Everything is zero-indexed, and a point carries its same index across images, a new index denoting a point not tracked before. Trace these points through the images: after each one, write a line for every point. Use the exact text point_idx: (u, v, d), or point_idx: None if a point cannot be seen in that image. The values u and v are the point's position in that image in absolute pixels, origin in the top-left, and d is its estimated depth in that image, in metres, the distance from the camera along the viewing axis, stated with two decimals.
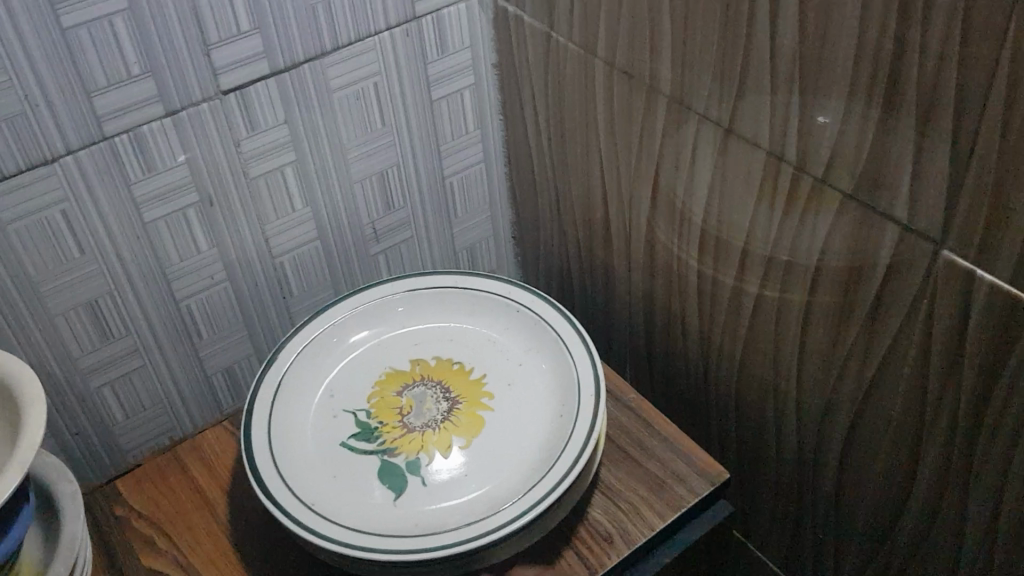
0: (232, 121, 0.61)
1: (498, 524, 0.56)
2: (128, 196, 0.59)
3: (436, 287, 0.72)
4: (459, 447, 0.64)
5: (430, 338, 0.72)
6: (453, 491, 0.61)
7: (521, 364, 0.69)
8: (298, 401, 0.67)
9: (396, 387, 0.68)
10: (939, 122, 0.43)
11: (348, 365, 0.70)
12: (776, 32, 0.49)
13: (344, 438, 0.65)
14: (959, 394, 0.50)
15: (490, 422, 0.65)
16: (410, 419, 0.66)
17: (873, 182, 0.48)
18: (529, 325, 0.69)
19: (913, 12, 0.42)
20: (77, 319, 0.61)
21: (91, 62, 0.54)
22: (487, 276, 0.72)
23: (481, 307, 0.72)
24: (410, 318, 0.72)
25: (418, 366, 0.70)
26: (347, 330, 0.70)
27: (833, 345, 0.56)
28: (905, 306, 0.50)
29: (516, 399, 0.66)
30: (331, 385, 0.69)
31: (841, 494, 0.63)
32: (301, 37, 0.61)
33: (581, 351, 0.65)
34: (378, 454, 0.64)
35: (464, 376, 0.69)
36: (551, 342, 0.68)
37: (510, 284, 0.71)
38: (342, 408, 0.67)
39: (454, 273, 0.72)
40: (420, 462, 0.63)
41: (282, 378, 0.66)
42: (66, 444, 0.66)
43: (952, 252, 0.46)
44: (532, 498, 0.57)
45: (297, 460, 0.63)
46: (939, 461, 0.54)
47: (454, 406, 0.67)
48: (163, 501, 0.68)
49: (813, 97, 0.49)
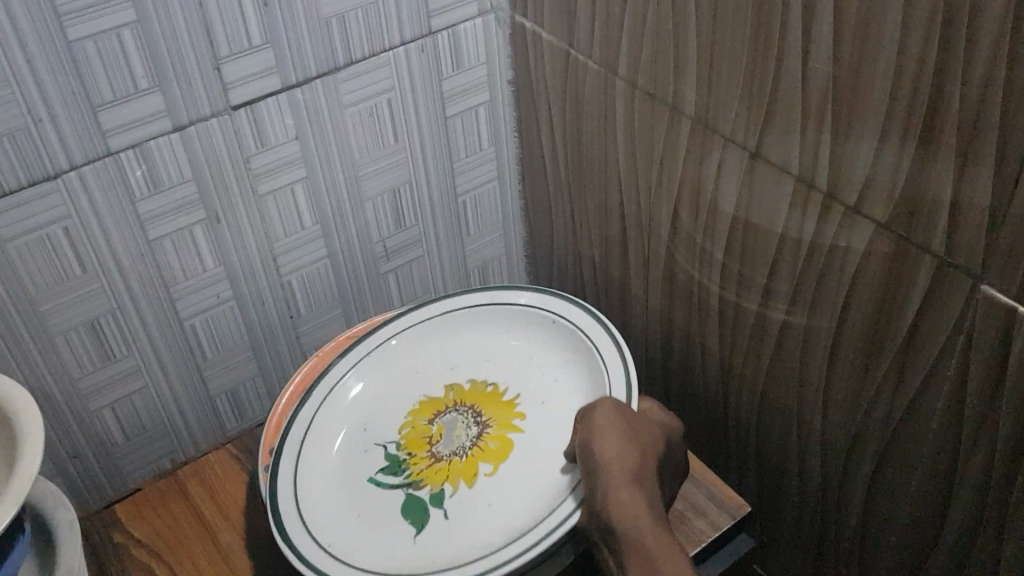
0: (242, 138, 0.59)
1: (512, 556, 0.53)
2: (133, 213, 0.57)
3: (473, 305, 0.70)
4: (486, 475, 0.62)
5: (469, 358, 0.70)
6: (477, 519, 0.59)
7: (557, 379, 0.66)
8: (330, 432, 0.65)
9: (427, 416, 0.67)
10: (980, 154, 0.42)
11: (383, 393, 0.68)
12: (807, 55, 0.47)
13: (371, 473, 0.63)
14: (996, 436, 0.48)
15: (519, 445, 0.63)
16: (439, 449, 0.64)
17: (907, 212, 0.46)
18: (563, 334, 0.67)
19: (957, 38, 0.40)
20: (77, 339, 0.60)
21: (97, 77, 0.52)
22: (523, 289, 0.69)
23: (519, 324, 0.69)
24: (447, 340, 0.71)
25: (452, 392, 0.68)
26: (383, 358, 0.69)
27: (862, 375, 0.54)
28: (940, 340, 0.48)
29: (549, 419, 0.64)
30: (364, 416, 0.67)
31: (866, 532, 0.61)
32: (313, 52, 0.59)
33: (617, 357, 0.62)
34: (403, 488, 0.62)
35: (496, 399, 0.67)
36: (586, 351, 0.65)
37: (544, 293, 0.68)
38: (374, 442, 0.65)
39: (489, 289, 0.70)
40: (443, 495, 0.61)
41: (311, 415, 0.65)
42: (64, 467, 0.64)
43: (992, 287, 0.44)
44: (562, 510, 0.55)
45: (320, 493, 0.61)
46: (972, 501, 0.52)
47: (483, 430, 0.65)
48: (168, 531, 0.66)
49: (846, 125, 0.47)
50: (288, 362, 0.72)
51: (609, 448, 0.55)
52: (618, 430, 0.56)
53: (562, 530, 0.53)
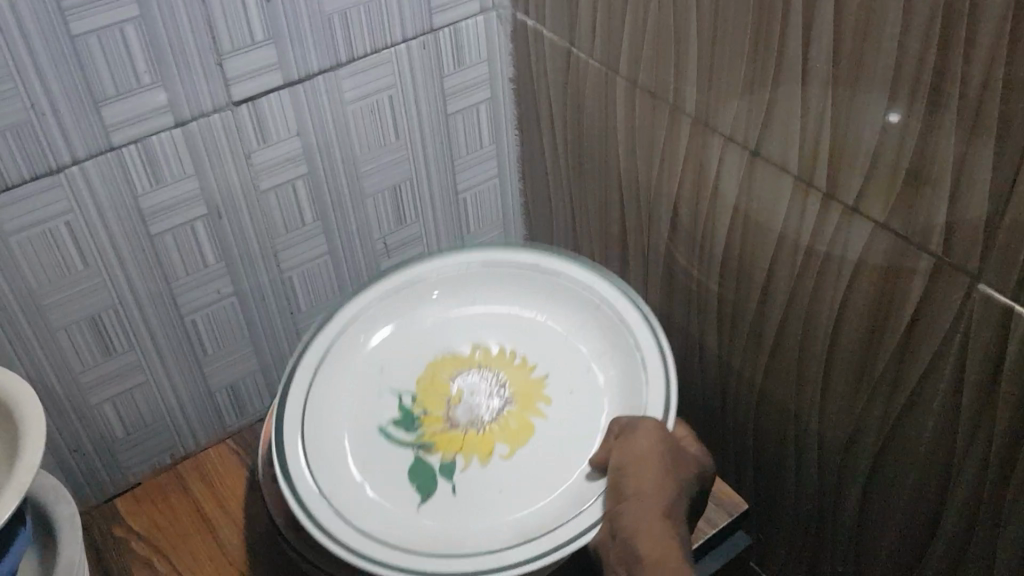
0: (243, 134, 0.60)
1: (522, 561, 0.51)
2: (134, 208, 0.58)
3: (514, 264, 0.67)
4: (501, 457, 0.59)
5: (500, 318, 0.66)
6: (485, 508, 0.56)
7: (590, 369, 0.62)
8: (347, 372, 0.63)
9: (449, 373, 0.64)
10: (977, 154, 0.42)
11: (407, 337, 0.66)
12: (807, 54, 0.47)
13: (382, 424, 0.61)
14: (993, 433, 0.48)
15: (540, 432, 0.60)
16: (457, 416, 0.62)
17: (906, 211, 0.47)
18: (603, 324, 0.63)
19: (955, 38, 0.40)
20: (78, 333, 0.60)
21: (100, 71, 0.52)
22: (572, 260, 0.65)
23: (558, 293, 0.66)
24: (481, 294, 0.67)
25: (477, 352, 0.65)
26: (412, 301, 0.67)
27: (860, 371, 0.54)
28: (937, 339, 0.48)
29: (574, 412, 0.61)
30: (384, 357, 0.65)
31: (863, 529, 0.61)
32: (315, 49, 0.60)
33: (660, 369, 0.58)
34: (412, 448, 0.60)
35: (523, 374, 0.63)
36: (625, 347, 0.61)
37: (591, 270, 0.65)
38: (389, 388, 0.63)
39: (537, 252, 0.66)
40: (453, 467, 0.59)
41: (330, 348, 0.63)
42: (64, 461, 0.64)
43: (990, 286, 0.44)
44: (581, 523, 0.52)
45: (325, 433, 0.59)
46: (969, 497, 0.52)
47: (505, 408, 0.62)
48: (167, 525, 0.66)
49: (845, 124, 0.47)
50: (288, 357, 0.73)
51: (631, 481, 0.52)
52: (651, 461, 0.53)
53: (574, 547, 0.51)
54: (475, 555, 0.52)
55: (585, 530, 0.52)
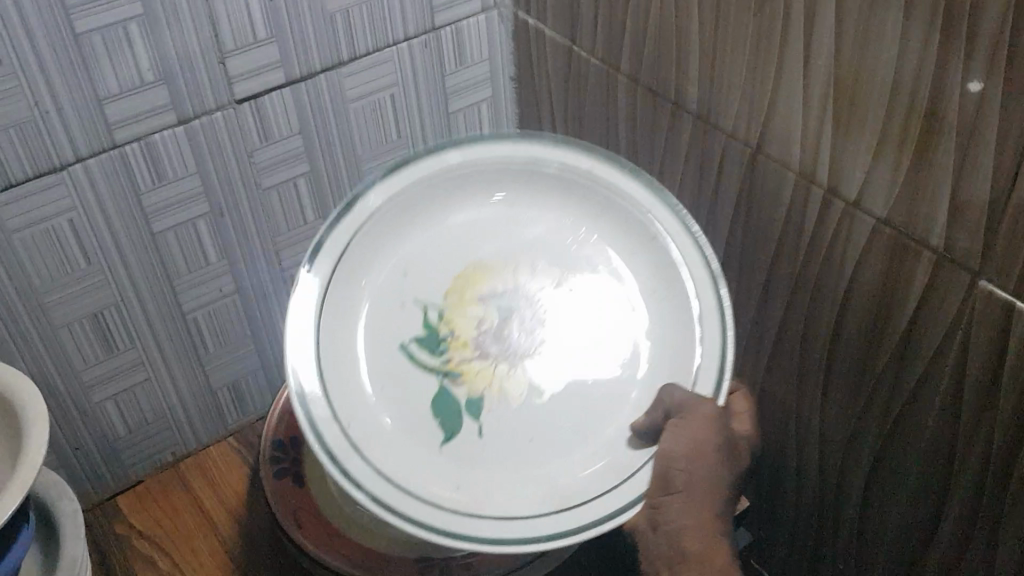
0: (245, 131, 0.60)
1: (554, 534, 0.48)
2: (136, 205, 0.58)
3: (560, 164, 0.57)
4: (532, 400, 0.55)
5: (540, 224, 0.59)
6: (514, 459, 0.53)
7: (635, 309, 0.56)
8: (369, 272, 0.57)
9: (479, 289, 0.58)
10: (979, 150, 0.42)
11: (436, 232, 0.59)
12: (810, 47, 0.48)
13: (405, 340, 0.56)
14: (994, 429, 0.48)
15: (577, 373, 0.55)
16: (486, 339, 0.57)
17: (908, 206, 0.47)
18: (657, 259, 0.55)
19: (957, 33, 0.40)
20: (80, 331, 0.60)
21: (102, 68, 0.52)
22: (630, 173, 0.56)
23: (607, 203, 0.57)
24: (522, 189, 0.59)
25: (513, 264, 0.58)
26: (444, 191, 0.58)
27: (861, 368, 0.55)
28: (938, 336, 0.49)
29: (615, 353, 0.55)
30: (410, 253, 0.58)
31: (864, 527, 0.61)
32: (318, 46, 0.60)
33: (716, 324, 0.52)
34: (437, 374, 0.56)
35: (561, 298, 0.57)
36: (683, 293, 0.54)
37: (650, 187, 0.55)
38: (412, 297, 0.57)
39: (591, 155, 0.57)
40: (480, 404, 0.55)
41: (352, 239, 0.56)
42: (66, 459, 0.64)
43: (991, 282, 0.45)
44: (625, 497, 0.50)
45: (346, 340, 0.55)
46: (970, 493, 0.52)
47: (540, 337, 0.56)
48: (169, 524, 0.66)
49: (847, 119, 0.48)
50: None
51: (683, 471, 0.49)
52: (698, 430, 0.49)
53: (610, 527, 0.48)
54: (506, 518, 0.49)
55: (628, 505, 0.49)
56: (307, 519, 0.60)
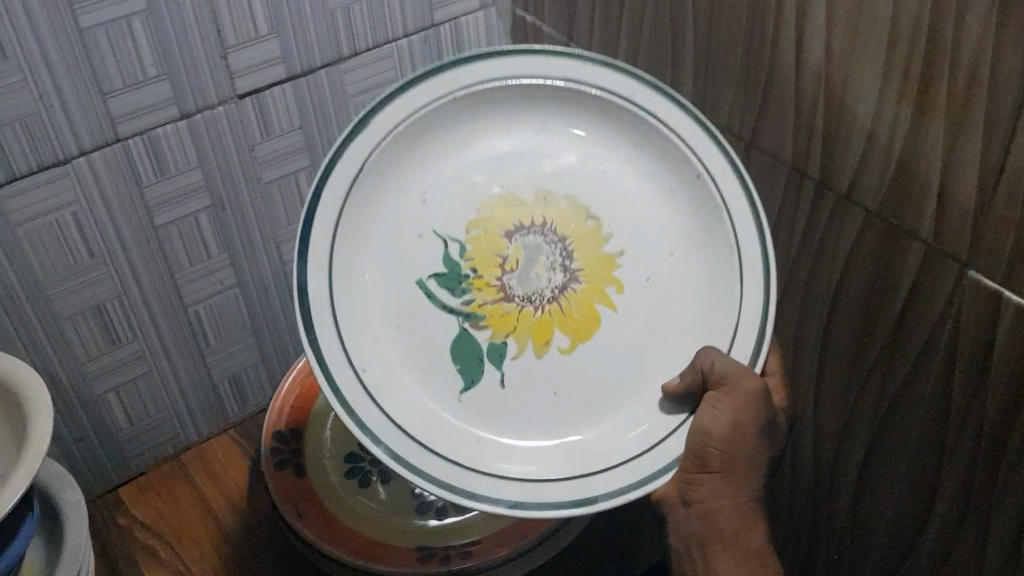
0: (247, 126, 0.61)
1: (584, 497, 0.46)
2: (139, 199, 0.58)
3: (594, 88, 0.52)
4: (560, 351, 0.53)
5: (566, 148, 0.55)
6: (539, 413, 0.52)
7: (673, 257, 0.53)
8: (384, 198, 0.53)
9: (505, 226, 0.54)
10: (967, 143, 0.43)
11: (453, 151, 0.54)
12: (802, 39, 0.48)
13: (423, 275, 0.53)
14: (983, 416, 0.49)
15: (608, 326, 0.53)
16: (511, 283, 0.54)
17: (898, 198, 0.48)
18: (705, 202, 0.51)
19: (945, 26, 0.41)
20: (84, 323, 0.60)
21: (106, 63, 0.53)
22: (677, 107, 0.50)
23: (643, 132, 0.53)
24: (547, 107, 0.54)
25: (541, 200, 0.55)
26: (459, 111, 0.53)
27: (854, 357, 0.55)
28: (929, 324, 0.49)
29: (652, 306, 0.53)
30: (426, 175, 0.54)
31: (858, 516, 0.62)
32: (318, 43, 0.61)
33: (762, 290, 0.49)
34: (458, 316, 0.53)
35: (595, 240, 0.54)
36: (728, 247, 0.50)
37: (700, 126, 0.50)
38: (431, 228, 0.54)
39: (639, 79, 0.51)
40: (504, 352, 0.53)
41: (363, 167, 0.50)
42: (69, 451, 0.64)
43: (978, 272, 0.45)
44: (660, 462, 0.48)
45: (358, 268, 0.52)
46: (961, 481, 0.53)
47: (570, 285, 0.54)
48: (171, 515, 0.67)
49: (839, 112, 0.49)
50: (289, 349, 0.74)
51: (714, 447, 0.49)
52: (730, 403, 0.48)
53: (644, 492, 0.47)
54: (530, 479, 0.47)
55: (664, 470, 0.48)
56: (308, 511, 0.60)
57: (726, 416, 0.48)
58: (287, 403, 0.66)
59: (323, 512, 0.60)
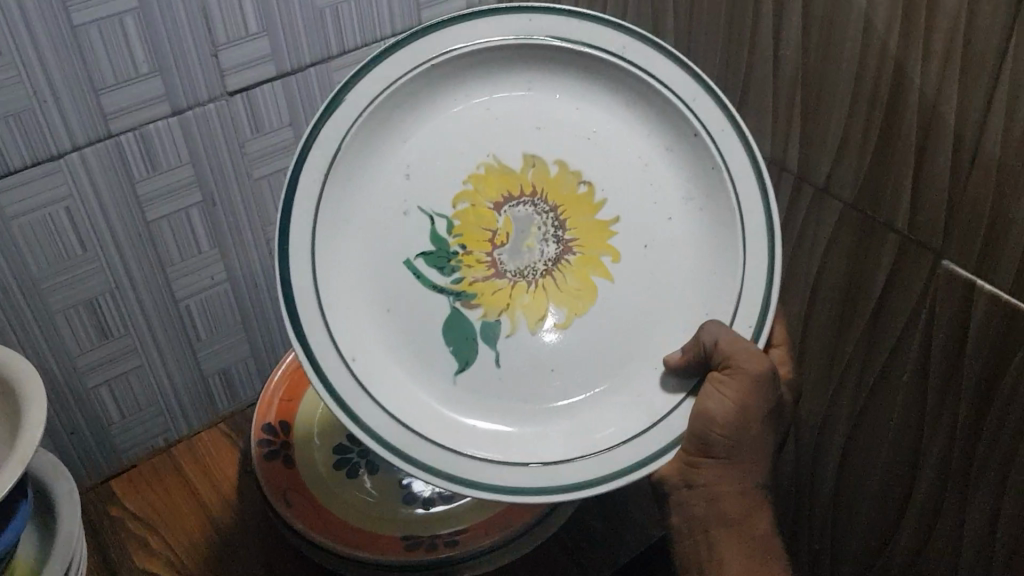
0: (237, 122, 0.62)
1: (577, 483, 0.47)
2: (131, 193, 0.59)
3: (583, 46, 0.51)
4: (555, 326, 0.53)
5: (555, 107, 0.55)
6: (536, 389, 0.53)
7: (671, 221, 0.54)
8: (364, 177, 0.52)
9: (495, 198, 0.54)
10: (939, 135, 0.44)
11: (436, 121, 0.54)
12: (780, 34, 0.50)
13: (411, 255, 0.53)
14: (958, 403, 0.50)
15: (604, 297, 0.53)
16: (502, 258, 0.54)
17: (874, 189, 0.49)
18: (701, 161, 0.52)
19: (918, 22, 0.43)
20: (76, 316, 0.61)
21: (99, 60, 0.53)
22: (670, 61, 0.50)
23: (636, 89, 0.53)
24: (532, 64, 0.54)
25: (530, 170, 0.54)
26: (441, 78, 0.52)
27: (834, 343, 0.57)
28: (903, 318, 0.51)
29: (645, 274, 0.54)
30: (409, 150, 0.53)
31: (840, 501, 0.63)
32: (308, 41, 0.62)
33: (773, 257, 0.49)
34: (448, 296, 0.53)
35: (585, 213, 0.54)
36: (727, 207, 0.51)
37: (697, 82, 0.50)
38: (415, 204, 0.53)
39: (627, 32, 0.51)
40: (498, 330, 0.53)
41: (345, 141, 0.49)
42: (60, 442, 0.65)
43: (952, 262, 0.47)
44: (660, 442, 0.49)
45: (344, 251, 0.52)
46: (939, 466, 0.54)
47: (563, 256, 0.54)
48: (161, 505, 0.68)
49: (817, 104, 0.50)
50: (279, 342, 0.75)
51: (717, 427, 0.50)
52: (737, 387, 0.49)
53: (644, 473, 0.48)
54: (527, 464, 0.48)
55: (664, 451, 0.49)
56: (296, 499, 0.61)
57: (732, 401, 0.50)
58: (275, 397, 0.67)
59: (310, 502, 0.61)
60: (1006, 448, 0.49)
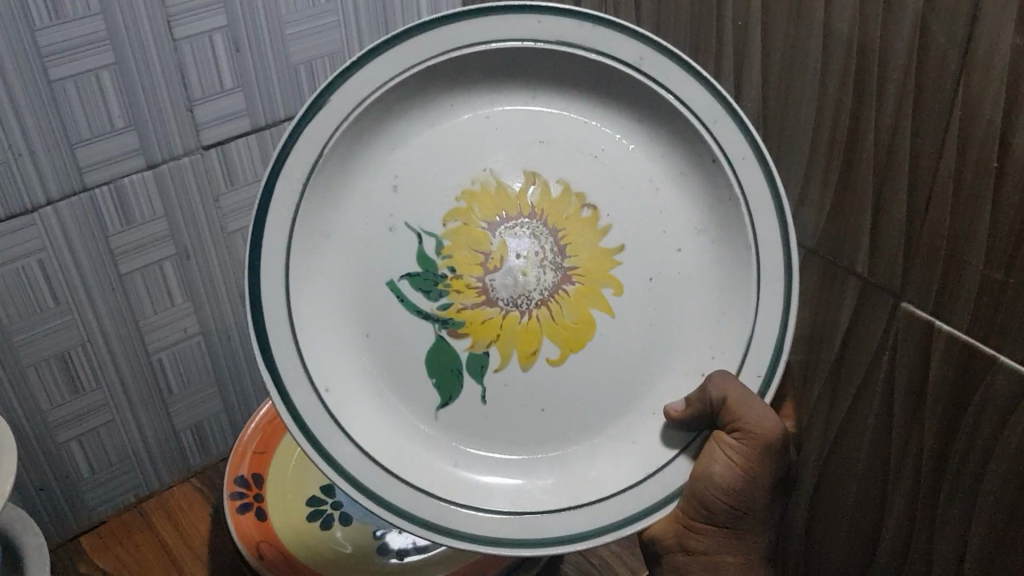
0: (211, 176, 0.63)
1: (542, 539, 0.49)
2: (105, 246, 0.60)
3: (595, 54, 0.50)
4: (548, 361, 0.53)
5: (563, 123, 0.54)
6: (521, 427, 0.53)
7: (680, 252, 0.53)
8: (350, 187, 0.53)
9: (489, 218, 0.54)
10: (894, 183, 0.46)
11: (436, 126, 0.54)
12: (741, 84, 0.53)
13: (395, 276, 0.53)
14: (923, 441, 0.51)
15: (603, 331, 0.53)
16: (494, 284, 0.54)
17: (834, 235, 0.51)
18: (719, 192, 0.52)
19: (870, 72, 0.45)
20: (48, 371, 0.61)
21: (77, 116, 0.54)
22: (696, 78, 0.49)
23: (653, 104, 0.52)
24: (536, 72, 0.53)
25: (530, 189, 0.54)
26: (436, 79, 0.52)
27: (802, 382, 0.58)
28: (867, 359, 0.52)
29: (653, 309, 0.53)
30: (398, 157, 0.53)
31: (811, 545, 0.64)
32: (282, 95, 0.64)
33: (770, 295, 0.50)
34: (434, 323, 0.53)
35: (587, 238, 0.54)
36: (741, 244, 0.51)
37: (721, 106, 0.49)
38: (404, 221, 0.53)
39: (645, 45, 0.49)
40: (485, 364, 0.53)
41: (324, 150, 0.49)
42: (29, 499, 0.65)
43: (911, 303, 0.48)
44: (653, 500, 0.50)
45: (321, 289, 0.53)
46: (905, 507, 0.54)
47: (562, 286, 0.54)
48: (132, 561, 0.67)
49: (777, 152, 0.52)
50: (252, 397, 0.75)
51: (715, 488, 0.50)
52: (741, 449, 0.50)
53: (629, 532, 0.49)
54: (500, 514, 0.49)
55: (658, 506, 0.50)
56: (268, 551, 0.60)
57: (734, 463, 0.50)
58: (249, 448, 0.67)
59: (284, 554, 0.61)
60: (969, 484, 0.50)
